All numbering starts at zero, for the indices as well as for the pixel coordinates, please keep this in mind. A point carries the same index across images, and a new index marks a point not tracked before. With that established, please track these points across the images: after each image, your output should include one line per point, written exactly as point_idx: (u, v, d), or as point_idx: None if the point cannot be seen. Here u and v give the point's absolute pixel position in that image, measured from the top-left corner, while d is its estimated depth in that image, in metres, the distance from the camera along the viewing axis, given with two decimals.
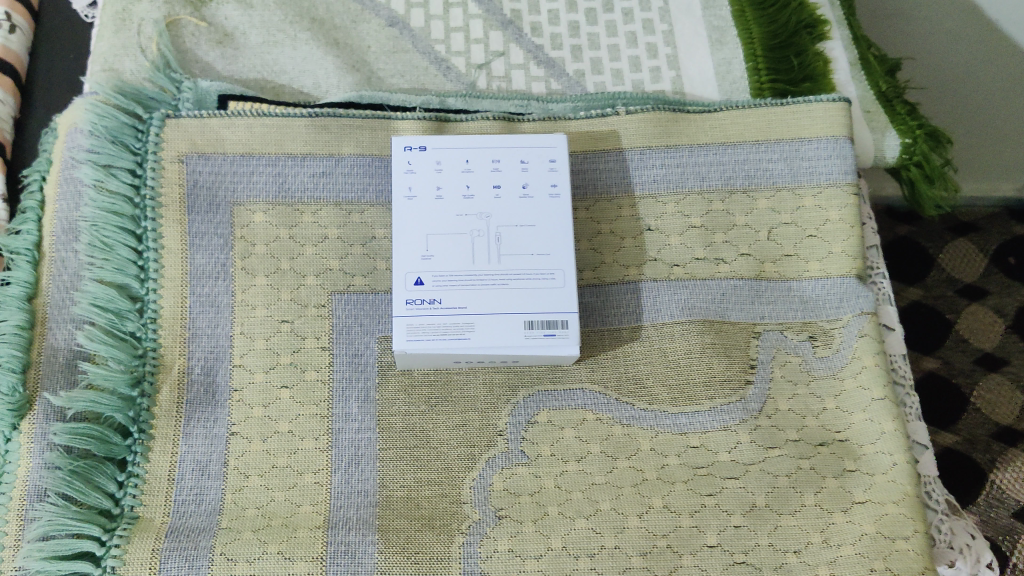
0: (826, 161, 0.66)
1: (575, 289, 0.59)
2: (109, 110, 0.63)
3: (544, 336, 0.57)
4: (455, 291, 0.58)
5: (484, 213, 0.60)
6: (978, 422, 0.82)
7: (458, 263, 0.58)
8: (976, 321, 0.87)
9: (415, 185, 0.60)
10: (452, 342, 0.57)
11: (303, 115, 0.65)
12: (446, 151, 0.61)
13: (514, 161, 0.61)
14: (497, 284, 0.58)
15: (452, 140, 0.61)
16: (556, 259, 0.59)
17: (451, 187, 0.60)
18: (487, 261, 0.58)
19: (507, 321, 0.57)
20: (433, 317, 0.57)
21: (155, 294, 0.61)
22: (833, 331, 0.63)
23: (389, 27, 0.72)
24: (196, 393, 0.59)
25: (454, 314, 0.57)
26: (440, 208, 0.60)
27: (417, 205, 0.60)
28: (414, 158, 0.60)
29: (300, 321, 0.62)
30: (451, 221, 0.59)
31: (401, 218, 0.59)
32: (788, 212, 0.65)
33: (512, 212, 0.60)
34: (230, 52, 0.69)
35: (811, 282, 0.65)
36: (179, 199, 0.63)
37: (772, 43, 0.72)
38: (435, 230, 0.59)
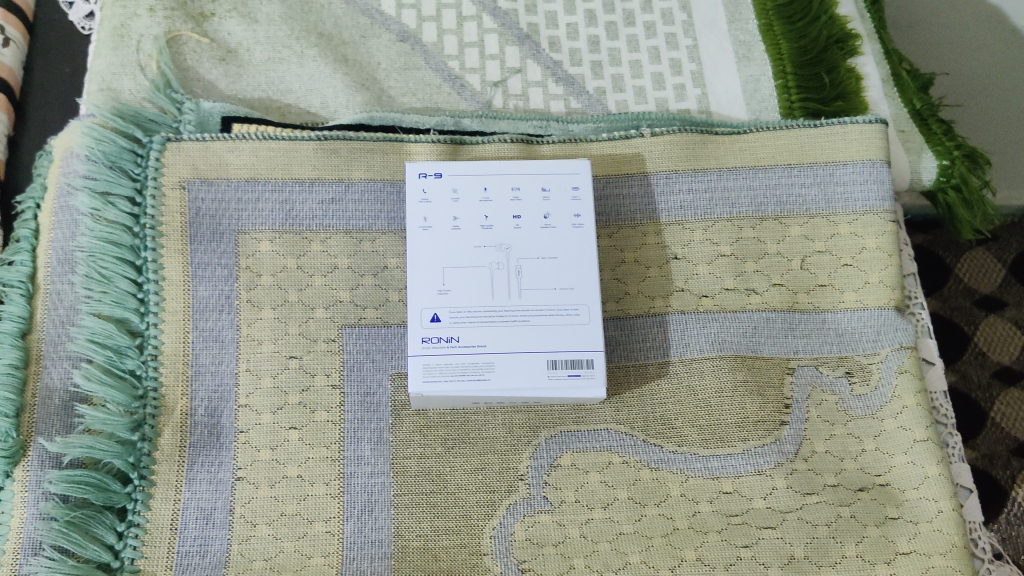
0: (862, 186, 0.62)
1: (600, 326, 0.55)
2: (107, 133, 0.60)
3: (568, 377, 0.54)
4: (475, 328, 0.54)
5: (504, 245, 0.56)
6: (997, 438, 0.76)
7: (477, 299, 0.55)
8: (994, 332, 0.80)
9: (431, 214, 0.57)
10: (472, 383, 0.54)
11: (311, 138, 0.62)
12: (463, 178, 0.58)
13: (535, 189, 0.58)
14: (518, 321, 0.55)
15: (470, 166, 0.58)
16: (581, 294, 0.56)
17: (469, 217, 0.57)
18: (508, 297, 0.55)
19: (530, 361, 0.54)
20: (451, 356, 0.54)
21: (156, 330, 0.58)
22: (871, 366, 0.60)
23: (400, 42, 0.69)
24: (200, 435, 0.56)
25: (473, 353, 0.54)
26: (457, 239, 0.56)
27: (433, 236, 0.56)
28: (429, 186, 0.57)
29: (309, 357, 0.59)
30: (469, 253, 0.56)
31: (416, 251, 0.56)
32: (821, 239, 0.62)
33: (534, 244, 0.57)
34: (234, 70, 0.66)
35: (846, 313, 0.61)
36: (181, 228, 0.60)
37: (802, 60, 0.69)
38: (452, 263, 0.56)
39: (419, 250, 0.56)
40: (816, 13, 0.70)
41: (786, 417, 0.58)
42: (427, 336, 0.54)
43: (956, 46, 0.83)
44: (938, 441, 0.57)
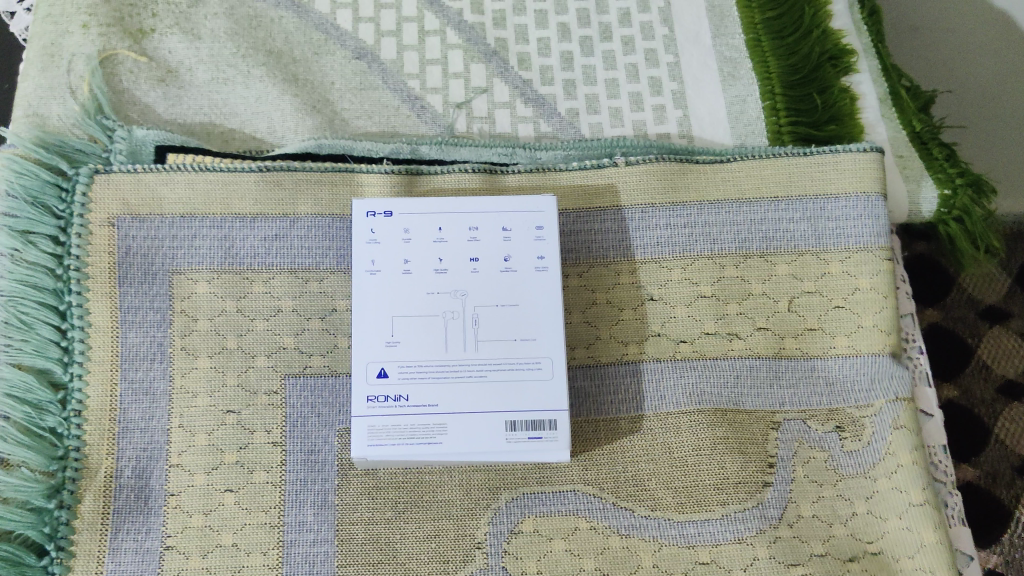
0: (855, 221, 0.57)
1: (565, 381, 0.50)
2: (29, 166, 0.55)
3: (529, 440, 0.49)
4: (426, 385, 0.49)
5: (460, 291, 0.51)
6: (1001, 456, 0.66)
7: (429, 352, 0.50)
8: (1000, 342, 0.69)
9: (379, 257, 0.52)
10: (421, 448, 0.49)
11: (253, 170, 0.57)
12: (414, 216, 0.52)
13: (494, 229, 0.52)
14: (474, 377, 0.50)
15: (422, 204, 0.52)
16: (543, 345, 0.51)
17: (421, 260, 0.52)
18: (462, 350, 0.50)
19: (486, 423, 0.49)
20: (399, 418, 0.49)
21: (80, 382, 0.53)
22: (864, 420, 0.55)
23: (356, 60, 0.64)
24: (126, 500, 0.51)
25: (423, 414, 0.49)
26: (409, 285, 0.51)
27: (381, 282, 0.51)
28: (377, 226, 0.52)
29: (248, 411, 0.54)
30: (421, 301, 0.51)
31: (362, 298, 0.51)
32: (810, 279, 0.57)
33: (493, 291, 0.51)
34: (174, 92, 0.61)
35: (837, 360, 0.56)
36: (109, 269, 0.54)
37: (793, 79, 0.64)
38: (402, 312, 0.51)
39: (365, 297, 0.51)
40: (807, 26, 0.65)
41: (769, 478, 0.53)
42: (373, 394, 0.49)
43: (962, 55, 0.78)
44: (937, 504, 0.52)
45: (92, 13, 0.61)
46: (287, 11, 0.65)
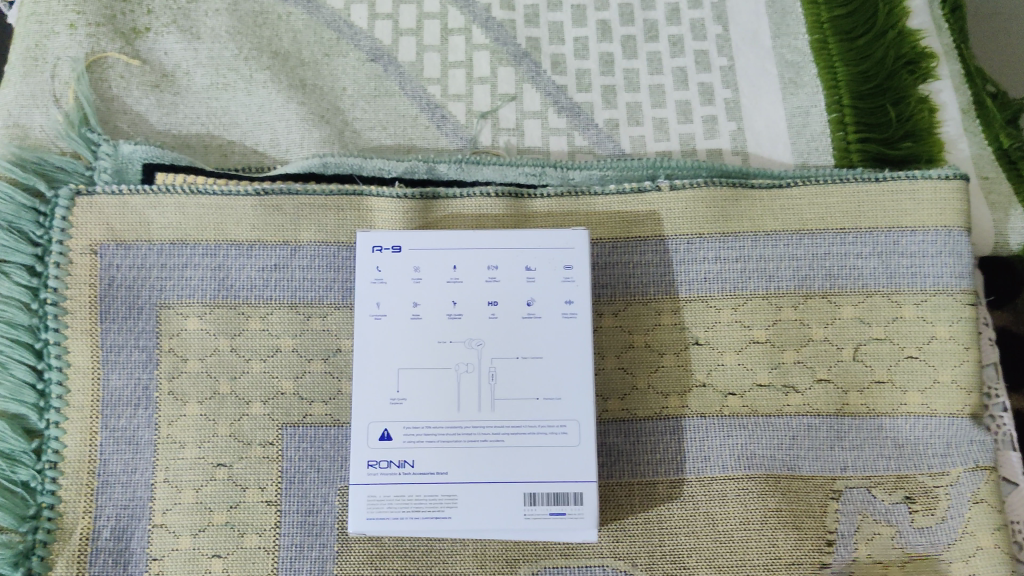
0: (934, 259, 0.50)
1: (592, 449, 0.44)
2: (2, 186, 0.49)
3: (550, 516, 0.43)
4: (434, 450, 0.43)
5: (475, 341, 0.45)
6: None
7: (438, 411, 0.44)
8: None
9: (386, 299, 0.45)
10: (427, 523, 0.43)
11: (250, 192, 0.51)
12: (426, 252, 0.46)
13: (516, 268, 0.46)
14: (489, 441, 0.44)
15: (435, 238, 0.46)
16: (569, 406, 0.44)
17: (433, 303, 0.46)
18: (477, 409, 0.44)
19: (502, 496, 0.43)
20: (402, 487, 0.43)
21: (57, 431, 0.48)
22: (937, 490, 0.48)
23: (371, 63, 0.57)
24: (103, 565, 0.46)
25: (430, 484, 0.43)
26: (418, 332, 0.45)
27: (387, 328, 0.45)
28: (384, 263, 0.46)
29: (240, 465, 0.48)
30: (432, 351, 0.45)
31: (365, 347, 0.45)
32: (880, 324, 0.50)
33: (514, 341, 0.45)
34: (169, 99, 0.55)
35: (907, 419, 0.49)
36: (90, 303, 0.49)
37: (863, 89, 0.56)
38: (410, 363, 0.45)
39: (369, 345, 0.45)
40: (881, 27, 0.56)
41: (827, 559, 0.47)
42: (374, 460, 0.43)
43: None
44: None
45: (80, 10, 0.56)
46: (295, 6, 0.58)
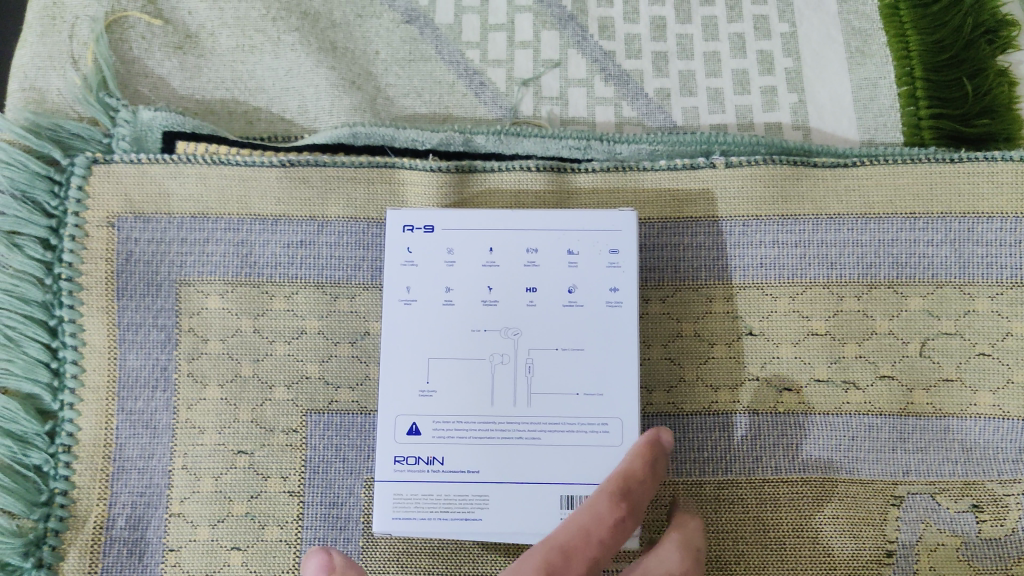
0: (1011, 249, 0.46)
1: None
2: (16, 153, 0.47)
3: None
4: (465, 447, 0.41)
5: (511, 329, 0.42)
6: None
7: (470, 404, 0.41)
8: None
9: (417, 282, 0.43)
10: (455, 525, 0.40)
11: (275, 163, 0.48)
12: (461, 233, 0.43)
13: (557, 252, 0.43)
14: (524, 438, 0.41)
15: (470, 218, 0.43)
16: (612, 402, 0.41)
17: (468, 288, 0.43)
18: (512, 404, 0.41)
19: (536, 499, 0.40)
20: (431, 485, 0.40)
21: (71, 413, 0.46)
22: (1008, 499, 0.45)
23: (406, 25, 0.54)
24: (117, 555, 0.44)
25: (460, 483, 0.40)
26: (450, 319, 0.42)
27: (417, 314, 0.42)
28: (415, 243, 0.43)
29: (262, 452, 0.45)
30: (465, 340, 0.42)
31: (394, 333, 0.42)
32: (951, 318, 0.46)
33: (553, 331, 0.42)
34: (193, 62, 0.52)
35: (977, 422, 0.45)
36: (107, 278, 0.47)
37: (937, 61, 0.51)
38: (441, 352, 0.42)
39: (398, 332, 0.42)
40: None
41: (886, 571, 0.44)
42: (401, 456, 0.41)
43: None
44: None
45: None
46: None
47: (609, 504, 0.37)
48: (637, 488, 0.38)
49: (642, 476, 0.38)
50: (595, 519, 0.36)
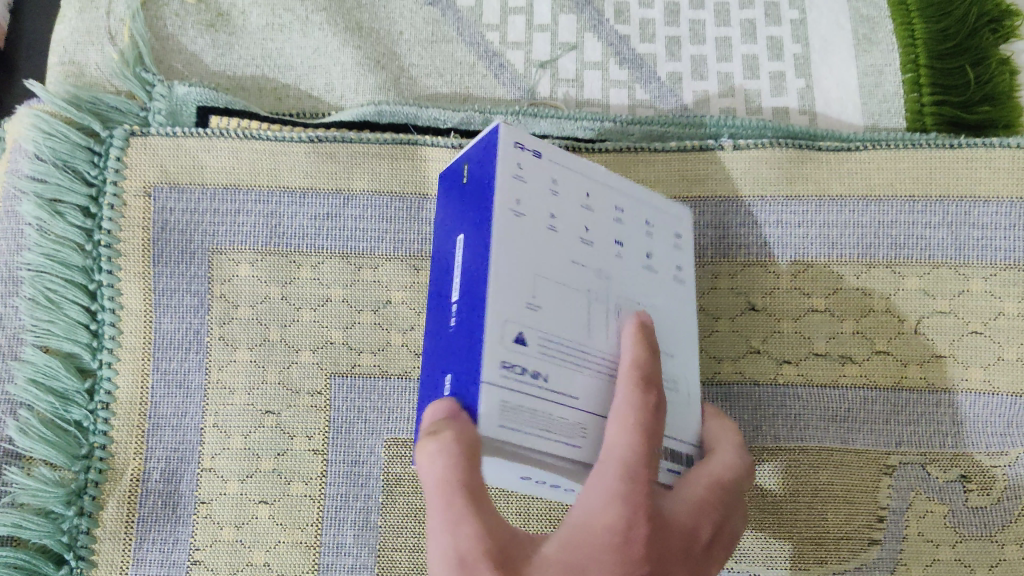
0: (1005, 233, 0.48)
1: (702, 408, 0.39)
2: (57, 126, 0.49)
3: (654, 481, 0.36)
4: (566, 370, 0.33)
5: (605, 273, 0.36)
6: None
7: (571, 333, 0.34)
8: None
9: (523, 196, 0.34)
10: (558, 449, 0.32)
11: (304, 140, 0.50)
12: (563, 169, 0.36)
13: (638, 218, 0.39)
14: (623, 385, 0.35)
15: (568, 156, 0.37)
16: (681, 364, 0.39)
17: (570, 219, 0.36)
18: (611, 346, 0.35)
19: None
20: (535, 403, 0.32)
21: (109, 372, 0.48)
22: (993, 470, 0.47)
23: (429, 7, 0.56)
24: (153, 506, 0.47)
25: (565, 409, 0.32)
26: (552, 244, 0.34)
27: (522, 227, 0.33)
28: (526, 162, 0.35)
29: (288, 413, 0.48)
30: (564, 268, 0.35)
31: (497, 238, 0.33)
32: (946, 297, 0.48)
33: (637, 288, 0.37)
34: (224, 39, 0.54)
35: (967, 397, 0.48)
36: (143, 246, 0.49)
37: (942, 49, 0.53)
38: (545, 271, 0.34)
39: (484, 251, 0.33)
40: None
41: (877, 536, 0.46)
42: (510, 362, 0.31)
43: None
44: None
45: None
46: None
47: (638, 392, 0.32)
48: (653, 372, 0.34)
49: (649, 359, 0.34)
50: (632, 409, 0.32)
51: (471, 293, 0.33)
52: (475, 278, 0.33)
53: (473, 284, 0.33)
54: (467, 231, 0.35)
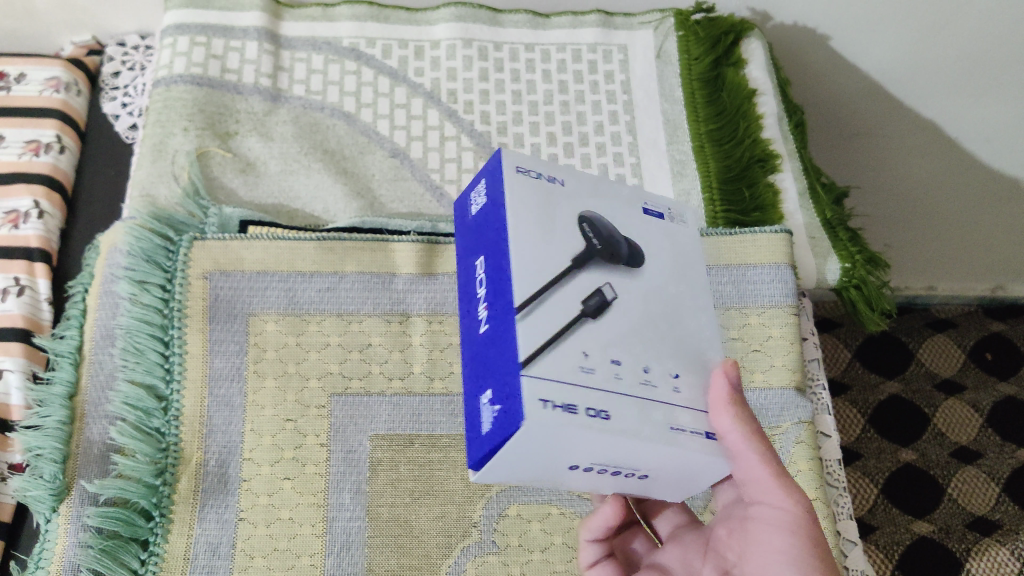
0: (769, 285, 0.74)
1: (606, 467, 0.47)
2: (145, 232, 0.73)
3: (597, 480, 0.50)
4: (608, 470, 0.48)
5: (549, 399, 0.41)
6: (954, 512, 0.91)
7: (560, 460, 0.45)
8: (954, 414, 0.99)
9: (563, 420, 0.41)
10: (614, 485, 0.51)
11: (313, 239, 0.74)
12: (551, 428, 0.41)
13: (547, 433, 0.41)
14: (570, 462, 0.46)
15: (558, 432, 0.41)
16: (529, 450, 0.43)
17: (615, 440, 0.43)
18: (557, 458, 0.45)
19: (605, 481, 0.50)
20: (607, 478, 0.49)
21: (178, 395, 0.70)
22: (774, 436, 0.71)
23: (392, 158, 0.84)
24: (210, 482, 0.68)
25: (617, 474, 0.48)
26: (537, 458, 0.45)
27: (576, 441, 0.43)
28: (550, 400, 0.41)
29: (303, 420, 0.70)
30: (546, 454, 0.44)
31: (540, 467, 0.46)
32: (735, 328, 0.73)
33: (551, 446, 0.43)
34: (252, 180, 0.81)
35: (756, 391, 0.72)
36: (202, 310, 0.72)
37: (726, 177, 0.83)
38: (553, 462, 0.46)
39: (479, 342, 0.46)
40: (740, 137, 0.85)
41: None
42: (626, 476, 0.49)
43: (894, 147, 1.08)
44: (826, 502, 0.68)
45: (191, 120, 0.81)
46: (339, 120, 0.85)
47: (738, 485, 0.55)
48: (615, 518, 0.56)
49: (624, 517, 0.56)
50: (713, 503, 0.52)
51: (497, 293, 0.45)
52: (501, 283, 0.45)
53: (495, 276, 0.46)
54: (483, 253, 0.48)
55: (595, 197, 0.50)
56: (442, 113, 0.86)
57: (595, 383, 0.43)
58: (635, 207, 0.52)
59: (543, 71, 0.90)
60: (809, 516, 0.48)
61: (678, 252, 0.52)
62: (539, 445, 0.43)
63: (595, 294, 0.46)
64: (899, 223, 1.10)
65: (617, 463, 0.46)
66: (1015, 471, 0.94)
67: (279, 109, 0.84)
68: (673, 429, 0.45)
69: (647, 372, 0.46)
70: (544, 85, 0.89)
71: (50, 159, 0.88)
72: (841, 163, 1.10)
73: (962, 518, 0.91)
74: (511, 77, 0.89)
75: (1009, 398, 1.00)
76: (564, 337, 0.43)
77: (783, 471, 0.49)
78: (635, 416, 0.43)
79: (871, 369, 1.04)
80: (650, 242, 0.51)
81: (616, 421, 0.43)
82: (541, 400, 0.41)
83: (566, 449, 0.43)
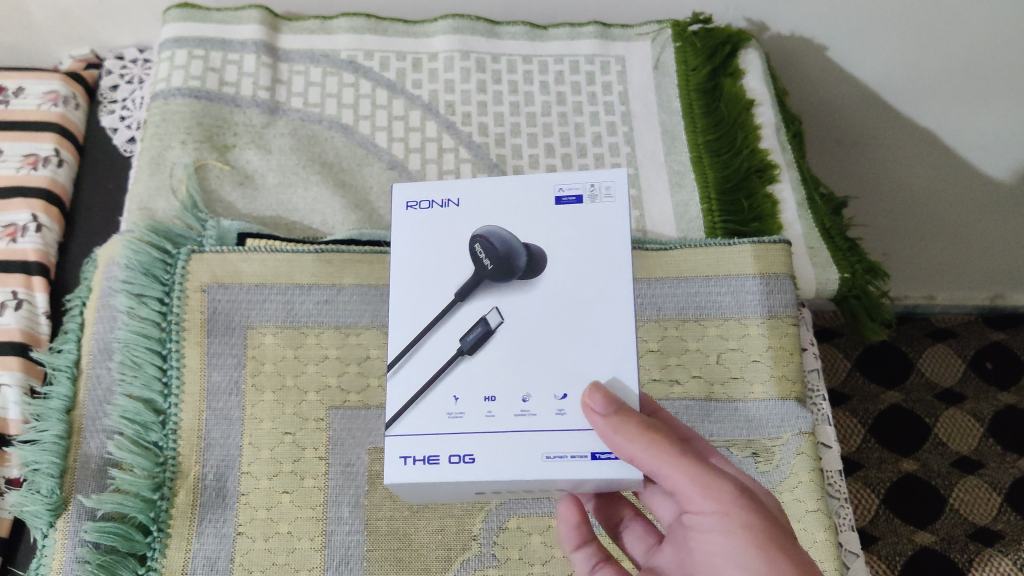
0: (769, 296, 0.74)
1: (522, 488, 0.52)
2: (143, 245, 0.73)
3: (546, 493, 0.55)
4: (532, 488, 0.52)
5: (411, 455, 0.48)
6: (956, 523, 0.91)
7: (478, 489, 0.51)
8: (954, 424, 0.99)
9: (423, 469, 0.48)
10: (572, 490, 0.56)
11: (311, 251, 0.74)
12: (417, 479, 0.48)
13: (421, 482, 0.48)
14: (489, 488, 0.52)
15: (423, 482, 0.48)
16: (434, 488, 0.51)
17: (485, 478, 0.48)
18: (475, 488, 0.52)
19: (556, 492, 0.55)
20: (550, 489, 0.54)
21: (176, 409, 0.70)
22: (774, 448, 0.71)
23: (390, 170, 0.84)
24: (209, 496, 0.68)
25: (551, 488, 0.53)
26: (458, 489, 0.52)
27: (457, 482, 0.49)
28: (412, 457, 0.48)
29: (301, 433, 0.69)
30: (457, 488, 0.51)
31: (477, 491, 0.53)
32: (734, 338, 0.73)
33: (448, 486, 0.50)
34: (250, 193, 0.81)
35: (756, 403, 0.72)
36: (200, 323, 0.72)
37: (725, 187, 0.83)
38: (481, 489, 0.52)
39: None
40: (739, 147, 0.85)
41: None
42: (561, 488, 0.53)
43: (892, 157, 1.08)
44: (828, 513, 0.68)
45: (189, 133, 0.81)
46: (337, 132, 0.85)
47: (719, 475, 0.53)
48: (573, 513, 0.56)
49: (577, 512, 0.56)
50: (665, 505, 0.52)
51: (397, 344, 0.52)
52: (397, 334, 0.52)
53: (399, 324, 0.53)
54: None
55: (509, 207, 0.52)
56: (440, 125, 0.86)
57: (462, 425, 0.49)
58: (540, 207, 0.52)
59: (540, 82, 0.90)
60: (734, 503, 0.47)
61: (584, 248, 0.51)
62: (437, 487, 0.50)
63: (475, 326, 0.50)
64: (894, 233, 1.12)
65: (526, 487, 0.51)
66: (1016, 480, 0.93)
67: (277, 121, 0.84)
68: (549, 458, 0.48)
69: (525, 401, 0.49)
70: (542, 96, 0.89)
71: (48, 172, 0.88)
72: (841, 172, 1.11)
73: (965, 528, 0.90)
74: (509, 88, 0.89)
75: (1009, 407, 1.00)
76: (436, 385, 0.49)
77: (692, 467, 0.47)
78: (502, 453, 0.48)
79: (871, 380, 1.03)
80: (551, 249, 0.51)
81: (481, 461, 0.48)
82: (400, 458, 0.48)
83: (460, 484, 0.50)
